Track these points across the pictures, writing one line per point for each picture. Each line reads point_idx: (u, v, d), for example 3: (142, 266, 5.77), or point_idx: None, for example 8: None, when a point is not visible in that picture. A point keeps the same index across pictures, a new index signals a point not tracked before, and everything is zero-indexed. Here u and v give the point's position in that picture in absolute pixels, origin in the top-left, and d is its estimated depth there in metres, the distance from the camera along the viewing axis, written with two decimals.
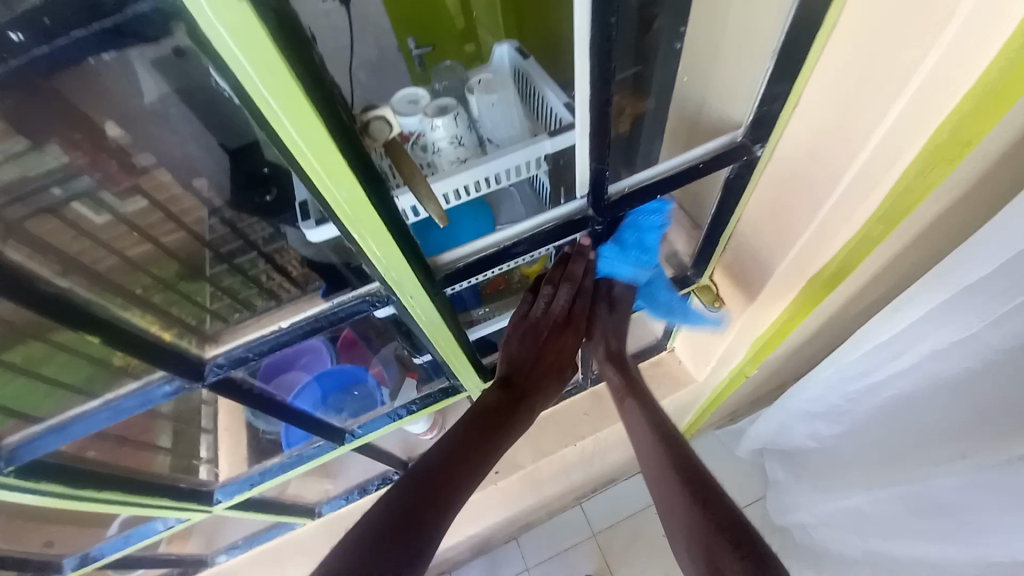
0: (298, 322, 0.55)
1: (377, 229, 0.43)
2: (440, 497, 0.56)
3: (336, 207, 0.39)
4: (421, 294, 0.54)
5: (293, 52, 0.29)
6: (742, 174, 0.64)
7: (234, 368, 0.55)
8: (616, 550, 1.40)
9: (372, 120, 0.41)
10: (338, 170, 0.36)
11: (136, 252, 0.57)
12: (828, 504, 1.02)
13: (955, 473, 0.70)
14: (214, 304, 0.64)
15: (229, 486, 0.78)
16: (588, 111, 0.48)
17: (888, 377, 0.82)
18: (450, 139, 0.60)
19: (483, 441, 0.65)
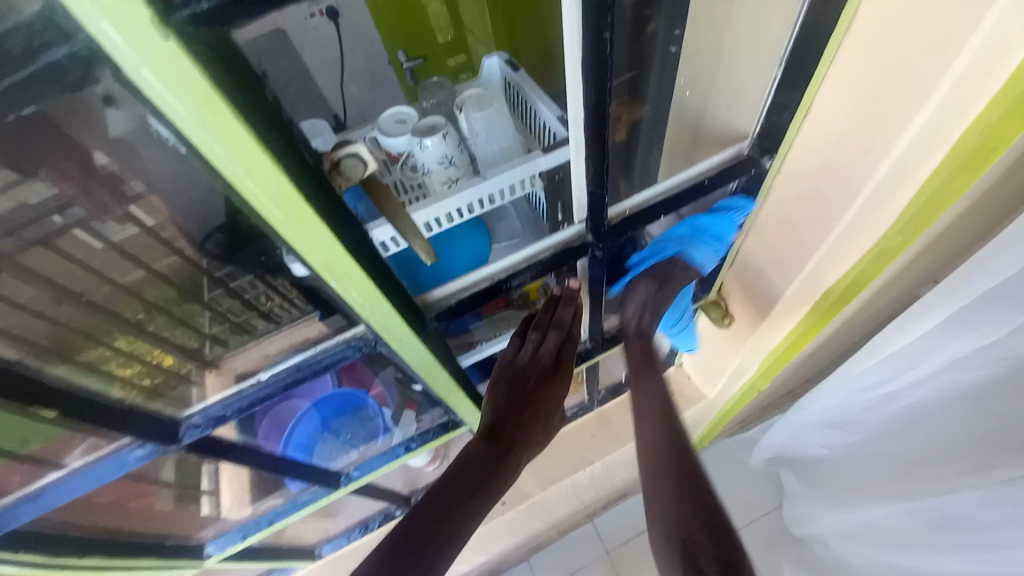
0: (277, 375, 0.54)
1: (354, 272, 0.42)
2: (428, 545, 0.55)
3: (309, 254, 0.38)
4: (409, 335, 0.53)
5: (246, 103, 0.28)
6: (749, 186, 0.64)
7: (211, 427, 0.54)
8: (629, 570, 1.35)
9: (343, 158, 0.38)
10: (305, 217, 0.34)
11: (132, 280, 0.49)
12: (844, 515, 0.97)
13: (975, 489, 0.65)
14: (213, 327, 0.61)
15: (221, 538, 0.79)
16: (584, 134, 0.46)
17: (907, 384, 0.78)
18: (440, 159, 0.58)
19: (474, 488, 0.61)
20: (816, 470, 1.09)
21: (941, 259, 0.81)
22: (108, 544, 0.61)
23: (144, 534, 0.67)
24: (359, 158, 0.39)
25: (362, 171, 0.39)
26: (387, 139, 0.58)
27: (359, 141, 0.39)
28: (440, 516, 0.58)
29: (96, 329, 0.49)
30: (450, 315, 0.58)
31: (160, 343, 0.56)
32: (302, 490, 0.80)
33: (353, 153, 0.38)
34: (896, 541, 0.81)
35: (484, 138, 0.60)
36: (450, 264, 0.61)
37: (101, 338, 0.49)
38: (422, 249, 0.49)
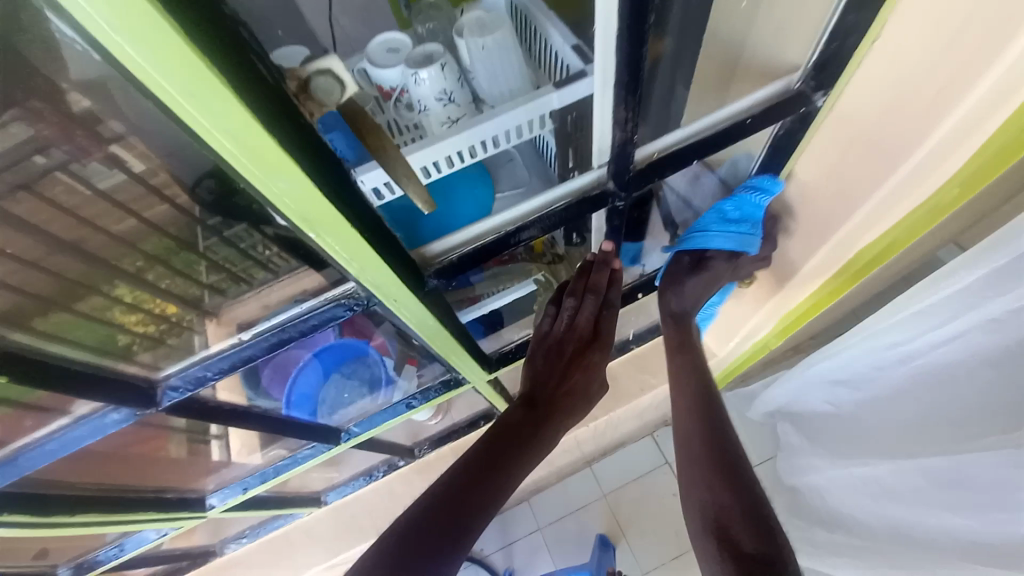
0: (261, 334, 0.53)
1: (338, 224, 0.38)
2: (458, 515, 0.59)
3: (281, 201, 0.34)
4: (406, 295, 0.51)
5: (202, 29, 0.23)
6: (794, 130, 0.56)
7: (190, 391, 0.54)
8: (625, 513, 1.40)
9: (313, 78, 0.32)
10: (272, 159, 0.30)
11: (125, 231, 0.42)
12: (841, 470, 0.98)
13: (995, 451, 0.64)
14: (212, 277, 0.52)
15: (221, 492, 0.82)
16: (613, 59, 0.40)
17: (926, 345, 0.76)
18: (438, 95, 0.51)
19: (506, 456, 0.66)
20: (816, 425, 1.09)
21: (970, 217, 0.77)
22: (104, 499, 0.64)
23: (142, 488, 0.70)
24: (333, 76, 0.33)
25: (336, 95, 0.33)
26: (377, 71, 0.51)
27: (332, 55, 0.32)
28: (473, 486, 0.62)
29: (92, 279, 0.43)
30: (451, 271, 0.56)
31: (158, 294, 0.50)
32: (302, 445, 0.82)
33: (326, 70, 0.32)
34: (901, 498, 0.82)
35: (488, 70, 0.52)
36: (451, 214, 0.56)
37: (96, 288, 0.44)
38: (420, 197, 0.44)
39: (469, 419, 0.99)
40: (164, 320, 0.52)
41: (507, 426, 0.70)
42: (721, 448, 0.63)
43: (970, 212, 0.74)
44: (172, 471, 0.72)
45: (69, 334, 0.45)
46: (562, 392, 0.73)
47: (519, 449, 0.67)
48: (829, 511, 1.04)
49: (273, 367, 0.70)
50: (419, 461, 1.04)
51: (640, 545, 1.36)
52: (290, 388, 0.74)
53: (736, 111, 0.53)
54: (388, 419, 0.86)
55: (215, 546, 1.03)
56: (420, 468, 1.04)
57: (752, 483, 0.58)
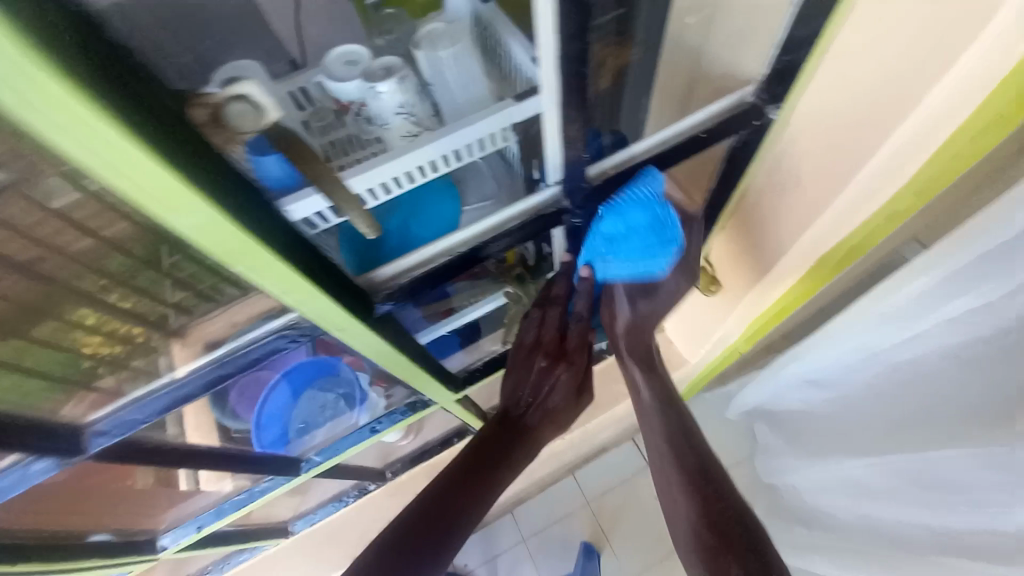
0: (201, 368, 0.52)
1: (263, 255, 0.36)
2: (441, 532, 0.59)
3: (194, 237, 0.32)
4: (352, 323, 0.50)
5: (79, 67, 0.21)
6: (750, 142, 0.57)
7: (125, 432, 0.53)
8: (609, 520, 1.39)
9: (229, 104, 0.33)
10: (177, 197, 0.28)
11: (85, 249, 0.38)
12: (817, 468, 0.99)
13: (962, 448, 0.65)
14: (176, 295, 0.48)
15: (174, 531, 0.79)
16: (552, 77, 0.39)
17: (893, 345, 0.78)
18: (399, 109, 0.50)
19: (483, 476, 0.65)
20: (792, 423, 1.10)
21: (931, 217, 0.79)
22: (49, 546, 0.59)
23: (88, 531, 0.66)
24: (251, 103, 0.34)
25: (253, 120, 0.35)
26: (336, 85, 0.49)
27: (247, 82, 0.34)
28: (451, 504, 0.62)
29: (51, 305, 0.40)
30: (406, 295, 0.54)
31: (119, 316, 0.47)
32: (260, 478, 0.79)
33: (242, 95, 0.34)
34: (877, 495, 0.83)
35: (447, 82, 0.51)
36: (417, 229, 0.55)
37: (53, 313, 0.41)
38: (363, 223, 0.44)
39: (443, 435, 0.97)
40: (124, 342, 0.49)
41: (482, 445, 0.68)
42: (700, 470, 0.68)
43: (930, 212, 0.76)
44: (122, 511, 0.68)
45: (26, 361, 0.43)
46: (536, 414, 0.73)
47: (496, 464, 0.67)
48: (806, 509, 1.05)
49: (240, 389, 0.68)
50: (392, 482, 1.00)
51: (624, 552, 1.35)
52: (258, 410, 0.71)
53: (689, 126, 0.54)
54: (352, 444, 0.85)
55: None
56: (392, 489, 1.00)
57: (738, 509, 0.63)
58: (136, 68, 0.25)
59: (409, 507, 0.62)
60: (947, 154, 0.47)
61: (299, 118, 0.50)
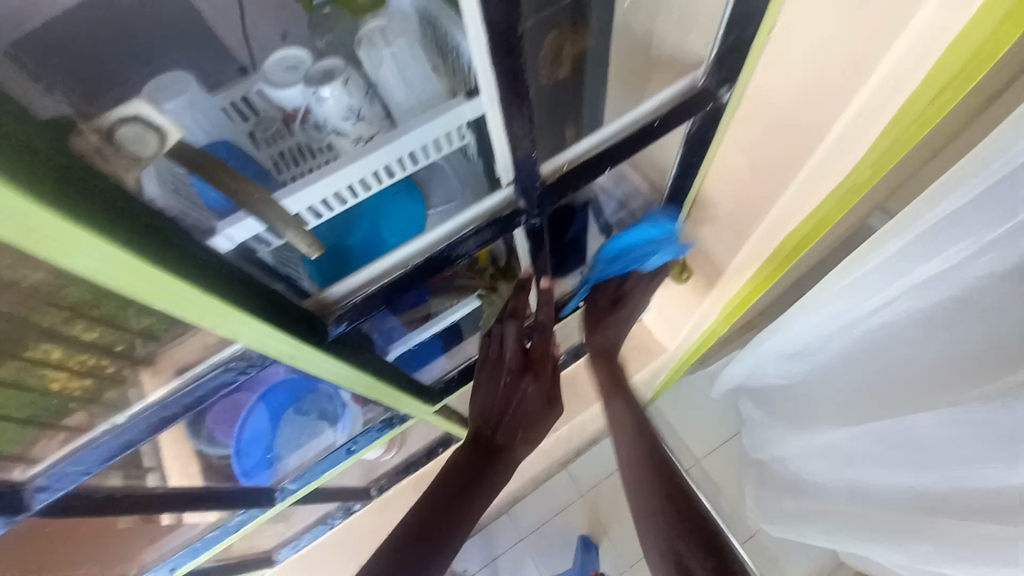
0: (138, 414, 0.50)
1: (182, 289, 0.33)
2: (419, 564, 0.59)
3: (97, 277, 0.29)
4: (303, 351, 0.47)
5: None
6: (706, 126, 0.58)
7: (65, 486, 0.50)
8: (605, 510, 1.39)
9: (119, 132, 0.30)
10: (60, 236, 0.26)
11: (37, 282, 0.34)
12: (801, 440, 1.01)
13: (940, 411, 0.66)
14: (141, 322, 0.44)
15: (147, 574, 0.75)
16: (494, 73, 0.37)
17: (864, 315, 0.79)
18: (345, 114, 0.48)
19: (460, 501, 0.65)
20: (775, 398, 1.11)
21: (892, 184, 0.80)
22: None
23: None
24: (144, 124, 0.31)
25: (150, 146, 0.31)
26: (275, 92, 0.47)
27: (138, 100, 0.30)
28: (429, 537, 0.61)
29: (8, 343, 0.39)
30: (360, 312, 0.51)
31: (86, 348, 0.44)
32: (231, 513, 0.75)
33: (132, 117, 0.30)
34: (862, 462, 0.85)
35: (394, 83, 0.49)
36: (380, 240, 0.54)
37: (12, 350, 0.40)
38: (304, 241, 0.40)
39: (428, 445, 0.96)
40: (91, 374, 0.47)
41: (456, 471, 0.68)
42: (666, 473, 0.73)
43: (892, 180, 0.78)
44: (92, 559, 0.65)
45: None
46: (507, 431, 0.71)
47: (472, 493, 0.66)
48: (794, 480, 1.07)
49: (216, 415, 0.65)
50: (379, 498, 0.98)
51: (622, 542, 1.36)
52: (238, 434, 0.69)
53: (643, 115, 0.54)
54: (327, 468, 0.82)
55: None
56: (381, 505, 0.99)
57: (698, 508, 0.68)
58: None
59: (395, 536, 0.63)
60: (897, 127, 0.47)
61: (244, 130, 0.48)
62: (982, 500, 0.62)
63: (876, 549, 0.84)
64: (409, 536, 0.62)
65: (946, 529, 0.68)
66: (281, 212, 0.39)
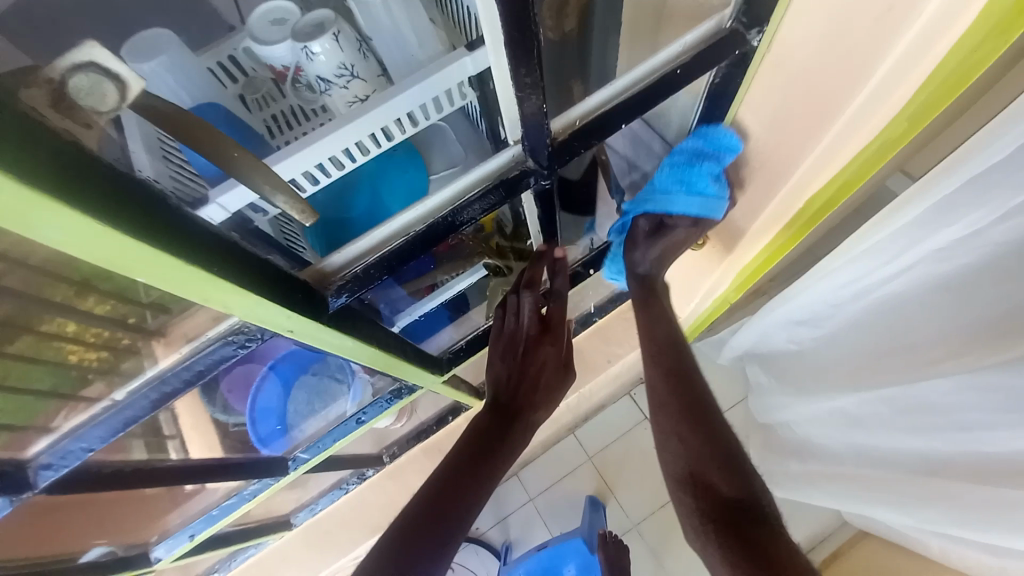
0: (137, 390, 0.48)
1: (165, 261, 0.31)
2: (444, 523, 0.58)
3: (64, 248, 0.27)
4: (302, 322, 0.46)
5: None
6: (733, 74, 0.52)
7: (69, 463, 0.49)
8: (612, 474, 1.41)
9: (73, 81, 0.27)
10: (20, 204, 0.23)
11: (46, 259, 0.34)
12: (806, 406, 1.00)
13: (951, 377, 0.65)
14: (150, 294, 0.44)
15: (166, 542, 0.78)
16: (497, 22, 0.34)
17: (879, 280, 0.76)
18: (337, 70, 0.45)
19: (482, 464, 0.64)
20: (783, 364, 1.10)
21: (919, 142, 0.75)
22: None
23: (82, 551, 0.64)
24: (101, 72, 0.28)
25: (109, 99, 0.28)
26: (265, 51, 0.44)
27: (92, 43, 0.27)
28: (451, 498, 0.61)
29: (23, 318, 0.39)
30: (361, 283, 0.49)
31: (97, 320, 0.44)
32: (246, 481, 0.76)
33: (86, 63, 0.27)
34: (869, 427, 0.84)
35: (391, 35, 0.46)
36: (379, 205, 0.52)
37: (25, 325, 0.40)
38: (296, 208, 0.35)
39: (438, 413, 0.98)
40: (107, 348, 0.47)
41: (477, 435, 0.68)
42: (687, 392, 0.65)
43: (921, 137, 0.73)
44: (117, 525, 0.68)
45: (10, 380, 0.42)
46: (526, 391, 0.71)
47: (494, 457, 0.66)
48: (800, 443, 1.07)
49: (229, 382, 0.67)
50: (390, 464, 1.01)
51: (629, 504, 1.39)
52: (251, 404, 0.71)
53: (661, 65, 0.48)
54: (339, 438, 0.83)
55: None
56: (392, 472, 1.01)
57: (723, 429, 0.60)
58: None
59: (417, 499, 0.61)
60: (938, 76, 0.44)
61: (234, 91, 0.48)
62: (995, 465, 0.62)
63: (881, 512, 0.85)
64: (414, 517, 0.59)
65: (950, 491, 0.68)
66: (268, 173, 0.34)
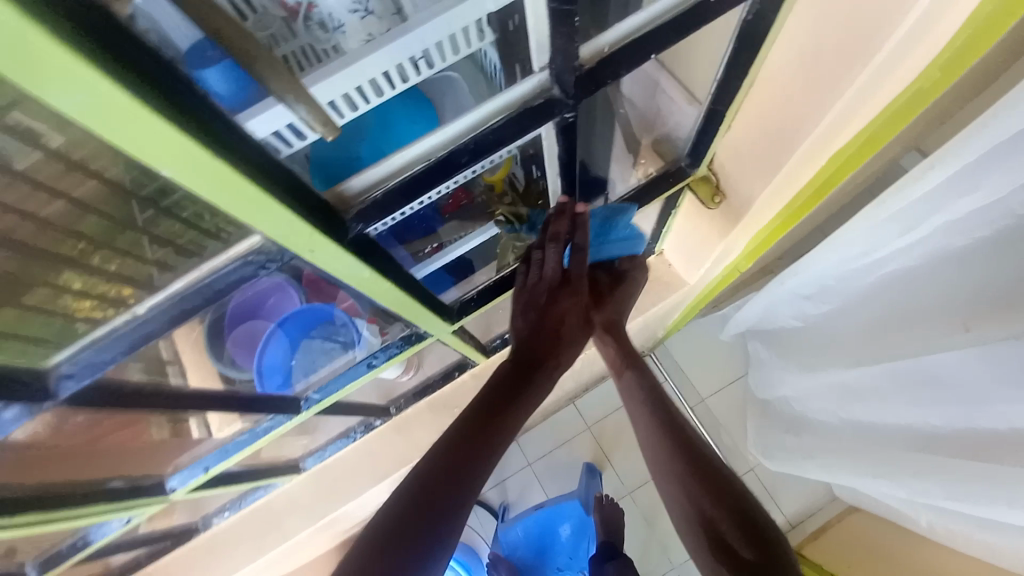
0: (155, 310, 0.49)
1: (191, 153, 0.31)
2: (459, 481, 0.60)
3: (92, 124, 0.27)
4: (323, 246, 0.47)
5: None
6: (766, 15, 0.50)
7: (93, 374, 0.50)
8: (609, 441, 1.44)
9: None
10: (42, 58, 0.23)
11: (53, 214, 0.38)
12: (807, 379, 1.01)
13: (955, 350, 0.65)
14: (156, 252, 0.46)
15: (180, 473, 0.80)
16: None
17: (889, 254, 0.75)
18: (350, 5, 0.44)
19: (496, 423, 0.66)
20: (785, 338, 1.10)
21: (940, 114, 0.73)
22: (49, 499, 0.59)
23: (105, 479, 0.67)
24: None
25: None
26: None
27: None
28: (467, 454, 0.62)
29: (31, 272, 0.40)
30: (378, 213, 0.49)
31: (106, 280, 0.45)
32: (261, 418, 0.79)
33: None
34: (869, 401, 0.85)
35: None
36: (389, 150, 0.51)
37: (34, 279, 0.41)
38: (319, 120, 0.37)
39: (443, 370, 1.00)
40: (114, 304, 0.47)
41: (496, 389, 0.70)
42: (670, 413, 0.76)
43: (943, 108, 0.70)
44: (137, 456, 0.71)
45: (23, 329, 0.43)
46: (541, 350, 0.74)
47: (508, 412, 0.68)
48: (798, 417, 1.08)
49: (236, 339, 0.68)
50: (397, 416, 1.04)
51: (624, 470, 1.42)
52: (257, 360, 0.72)
53: None
54: (349, 381, 0.84)
55: (198, 523, 1.01)
56: (398, 425, 1.04)
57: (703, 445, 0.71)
58: None
59: (431, 456, 0.63)
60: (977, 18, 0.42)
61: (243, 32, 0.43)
62: (993, 437, 0.63)
63: (874, 483, 0.86)
64: (429, 474, 0.60)
65: (946, 463, 0.69)
66: (292, 83, 0.34)
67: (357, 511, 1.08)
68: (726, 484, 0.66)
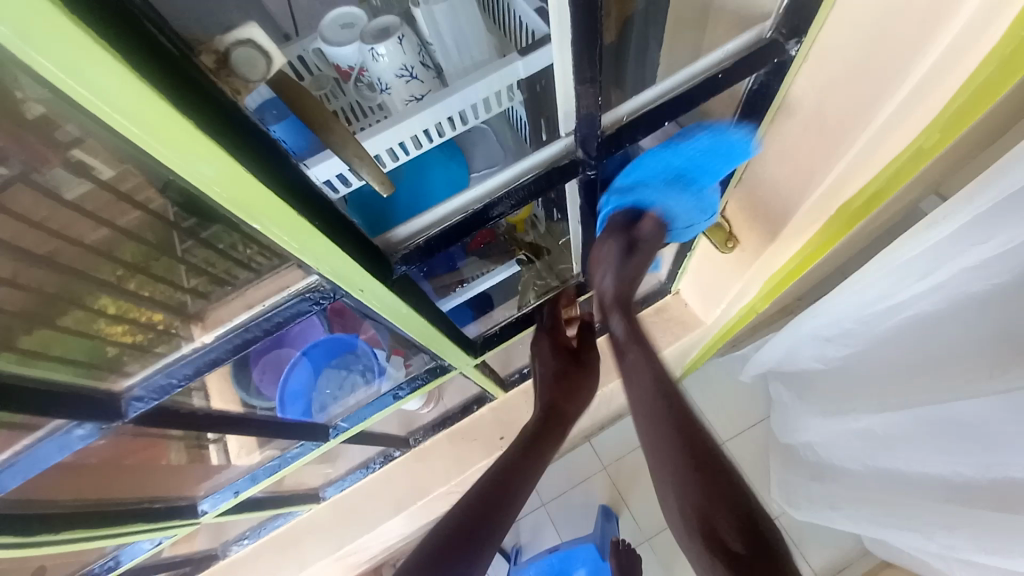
0: (222, 338, 0.52)
1: (277, 207, 0.37)
2: (481, 531, 0.57)
3: (207, 185, 0.33)
4: (371, 284, 0.51)
5: (115, 36, 0.24)
6: (769, 84, 0.55)
7: (156, 398, 0.53)
8: (627, 482, 1.41)
9: (234, 50, 0.30)
10: (176, 134, 0.29)
11: (98, 241, 0.42)
12: (831, 423, 0.99)
13: (981, 397, 0.64)
14: (191, 280, 0.51)
15: (212, 496, 0.82)
16: (567, 25, 0.38)
17: (909, 297, 0.75)
18: (398, 71, 0.49)
19: (517, 473, 0.64)
20: (807, 381, 1.08)
21: (954, 162, 0.75)
22: (89, 514, 0.62)
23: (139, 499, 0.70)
24: (256, 48, 0.31)
25: (259, 69, 0.31)
26: (332, 51, 0.48)
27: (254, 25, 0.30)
28: (489, 506, 0.59)
29: (72, 293, 0.44)
30: (419, 257, 0.53)
31: (142, 304, 0.49)
32: (291, 444, 0.81)
33: (246, 40, 0.30)
34: (896, 448, 0.82)
35: (451, 39, 0.50)
36: (422, 196, 0.55)
37: (78, 301, 0.44)
38: (377, 179, 0.42)
39: (463, 403, 1.02)
40: (150, 329, 0.51)
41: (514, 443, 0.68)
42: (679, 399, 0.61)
43: (956, 157, 0.72)
44: (168, 478, 0.74)
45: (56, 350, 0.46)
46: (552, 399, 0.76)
47: (527, 464, 0.66)
48: (823, 464, 1.05)
49: (262, 367, 0.72)
50: (415, 448, 1.05)
51: (643, 514, 1.38)
52: (282, 385, 0.75)
53: (707, 67, 0.52)
54: (376, 411, 0.85)
55: (218, 550, 1.02)
56: (415, 457, 1.04)
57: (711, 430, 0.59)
58: (159, 28, 0.27)
59: (454, 512, 0.59)
60: (974, 82, 0.45)
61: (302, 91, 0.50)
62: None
63: (908, 537, 0.82)
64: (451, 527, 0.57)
65: (980, 516, 0.66)
66: (358, 147, 0.39)
67: (371, 545, 1.07)
68: (721, 476, 0.56)
